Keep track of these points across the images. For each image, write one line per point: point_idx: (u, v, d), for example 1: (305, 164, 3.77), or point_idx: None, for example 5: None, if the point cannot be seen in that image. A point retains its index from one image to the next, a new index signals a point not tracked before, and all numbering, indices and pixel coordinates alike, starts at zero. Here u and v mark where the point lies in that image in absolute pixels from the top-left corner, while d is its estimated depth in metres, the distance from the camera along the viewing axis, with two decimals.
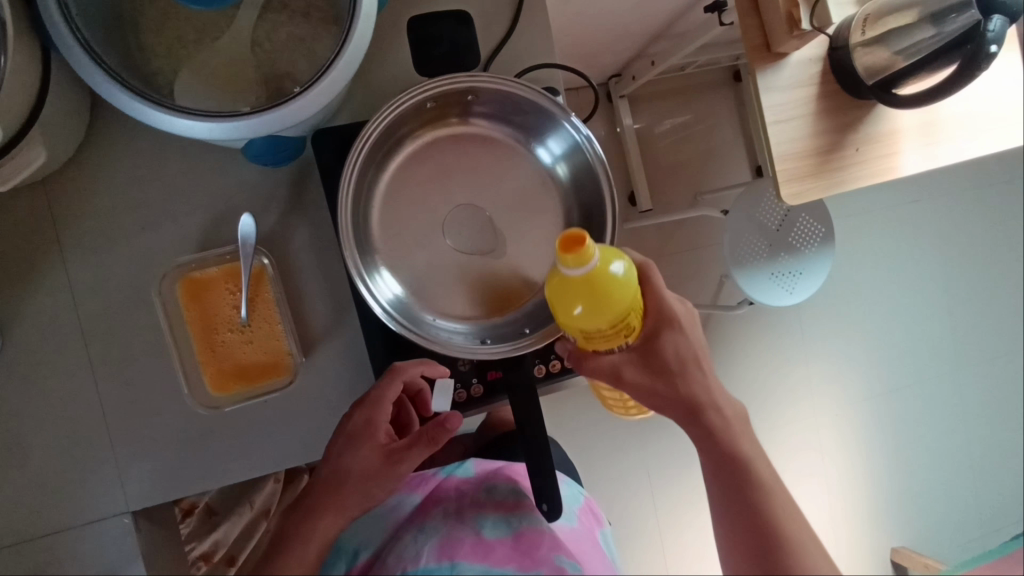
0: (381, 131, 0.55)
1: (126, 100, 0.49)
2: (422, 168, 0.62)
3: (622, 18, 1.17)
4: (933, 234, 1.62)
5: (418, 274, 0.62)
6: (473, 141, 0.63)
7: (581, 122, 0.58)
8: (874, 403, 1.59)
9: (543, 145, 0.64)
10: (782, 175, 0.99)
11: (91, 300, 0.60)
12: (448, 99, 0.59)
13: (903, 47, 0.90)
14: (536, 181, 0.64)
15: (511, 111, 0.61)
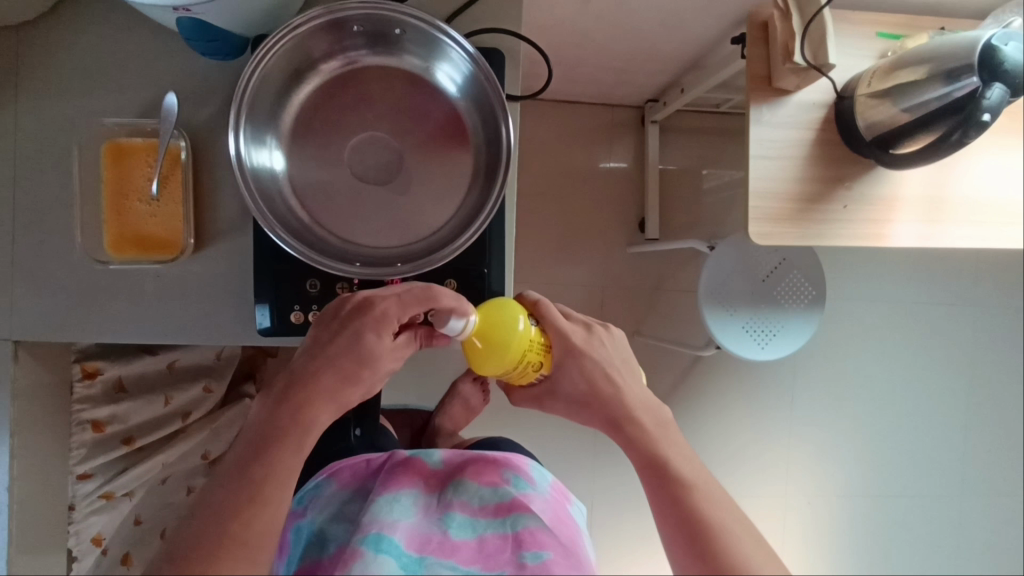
0: (283, 43, 0.58)
1: None
2: (346, 87, 0.64)
3: (646, 36, 1.12)
4: (960, 341, 1.48)
5: (312, 188, 0.64)
6: (402, 73, 0.64)
7: (473, 45, 0.59)
8: (846, 498, 1.47)
9: (449, 79, 0.64)
10: (753, 212, 0.94)
11: (28, 143, 0.65)
12: (373, 25, 0.61)
13: (908, 105, 0.85)
14: (455, 127, 0.65)
15: (416, 44, 0.62)
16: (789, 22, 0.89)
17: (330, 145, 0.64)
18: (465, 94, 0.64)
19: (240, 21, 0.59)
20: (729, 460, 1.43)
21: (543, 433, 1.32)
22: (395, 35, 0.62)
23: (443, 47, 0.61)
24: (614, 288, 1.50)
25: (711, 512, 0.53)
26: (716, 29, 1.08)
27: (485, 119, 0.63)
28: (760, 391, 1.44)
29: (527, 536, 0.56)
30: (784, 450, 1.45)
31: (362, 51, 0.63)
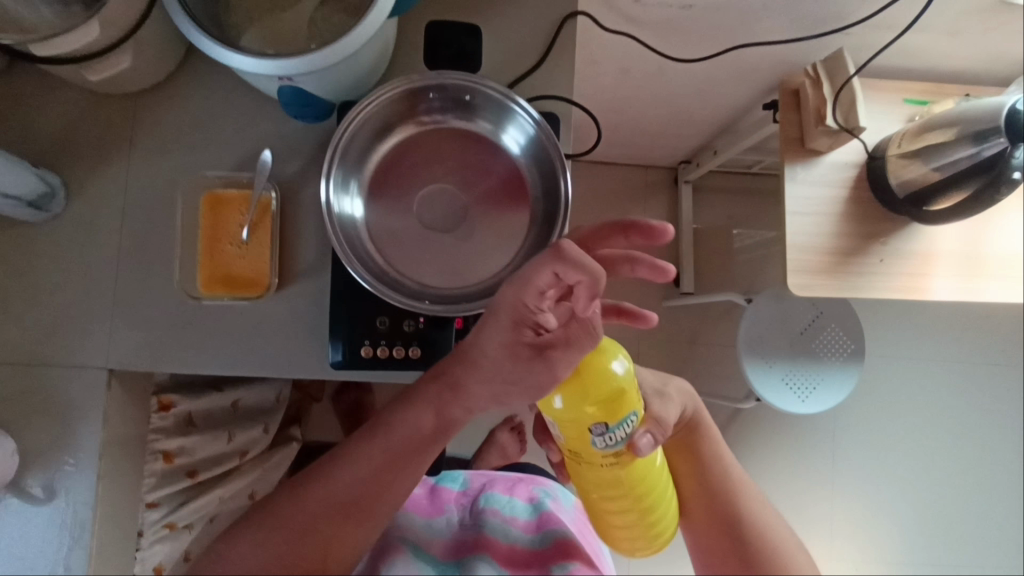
0: (371, 109, 0.66)
1: (188, 28, 0.61)
2: (420, 148, 0.72)
3: (681, 103, 1.20)
4: (1005, 400, 1.45)
5: (386, 234, 0.70)
6: (470, 135, 0.72)
7: (538, 111, 0.66)
8: (895, 562, 1.41)
9: (514, 141, 0.71)
10: (791, 265, 0.98)
11: (137, 193, 0.74)
12: (446, 93, 0.69)
13: (939, 164, 0.89)
14: (517, 180, 0.72)
15: (485, 109, 0.70)
16: (820, 90, 0.96)
17: (405, 197, 0.71)
18: (526, 152, 0.71)
19: (333, 88, 0.67)
20: None
21: None
22: (465, 102, 0.70)
23: (507, 112, 0.69)
24: (650, 340, 1.53)
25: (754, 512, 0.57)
26: (748, 96, 1.16)
27: (545, 173, 0.70)
28: (801, 450, 1.42)
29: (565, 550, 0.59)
30: (827, 508, 1.41)
31: (436, 115, 0.71)
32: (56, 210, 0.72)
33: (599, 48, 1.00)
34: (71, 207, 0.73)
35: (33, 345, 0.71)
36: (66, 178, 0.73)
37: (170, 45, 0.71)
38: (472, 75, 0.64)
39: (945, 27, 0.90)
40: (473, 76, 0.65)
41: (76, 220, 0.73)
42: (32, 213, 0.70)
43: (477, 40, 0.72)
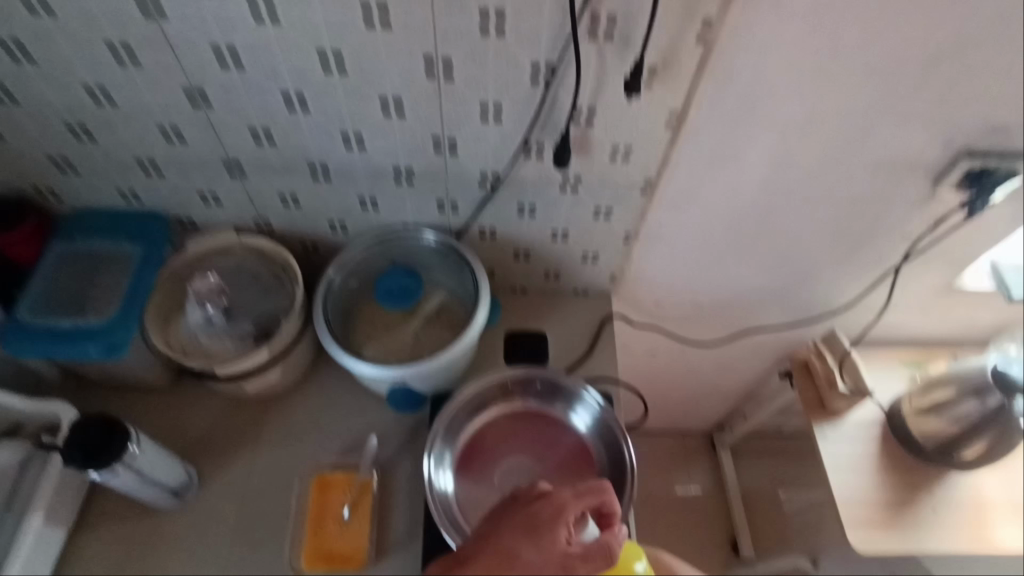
0: (466, 398, 0.83)
1: (330, 344, 0.81)
2: (500, 427, 0.85)
3: (706, 376, 1.37)
4: None
5: (473, 505, 0.79)
6: (542, 415, 0.86)
7: (599, 393, 0.83)
8: None
9: (578, 418, 0.85)
10: (847, 522, 1.00)
11: (256, 481, 0.85)
12: (521, 382, 0.86)
13: (952, 416, 1.00)
14: (585, 452, 0.83)
15: (554, 394, 0.86)
16: (825, 361, 1.09)
17: (489, 471, 0.82)
18: (591, 427, 0.84)
19: (432, 385, 0.85)
20: None
21: None
22: (536, 389, 0.86)
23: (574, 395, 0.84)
24: None
25: None
26: (764, 367, 1.33)
27: (610, 445, 0.82)
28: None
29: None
30: None
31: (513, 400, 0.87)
32: (189, 497, 0.84)
33: (631, 337, 1.22)
34: (201, 494, 0.84)
35: None
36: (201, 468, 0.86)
37: (307, 358, 0.91)
38: (547, 368, 0.82)
39: (912, 307, 1.10)
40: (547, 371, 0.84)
41: (200, 508, 0.83)
42: (174, 500, 0.82)
43: (544, 343, 0.92)
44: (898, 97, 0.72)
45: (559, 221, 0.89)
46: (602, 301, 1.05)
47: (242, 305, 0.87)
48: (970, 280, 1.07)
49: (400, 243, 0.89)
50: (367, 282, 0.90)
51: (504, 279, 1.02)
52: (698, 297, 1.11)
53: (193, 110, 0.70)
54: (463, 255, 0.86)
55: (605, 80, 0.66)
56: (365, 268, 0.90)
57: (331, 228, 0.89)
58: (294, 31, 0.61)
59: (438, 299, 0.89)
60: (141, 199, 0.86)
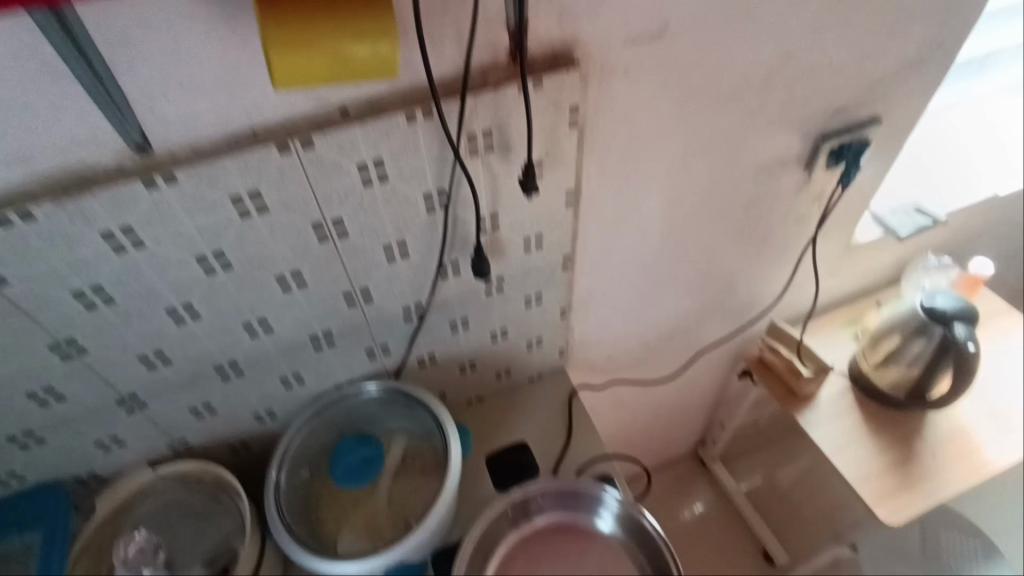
0: (474, 545, 0.76)
1: (313, 560, 0.71)
2: (523, 556, 0.81)
3: (675, 405, 1.39)
4: None
5: None
6: (559, 526, 0.81)
7: (612, 487, 0.77)
8: None
9: (598, 515, 0.80)
10: (866, 498, 1.03)
11: None
12: (522, 501, 0.79)
13: (909, 361, 1.06)
14: (618, 557, 0.79)
15: (564, 499, 0.80)
16: (780, 353, 1.13)
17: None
18: (617, 527, 0.79)
19: (427, 547, 0.77)
20: None
21: None
22: (538, 501, 0.80)
23: (580, 495, 0.79)
24: None
25: None
26: (721, 375, 1.37)
27: (631, 531, 0.78)
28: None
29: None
30: None
31: (516, 526, 0.81)
32: None
33: (597, 400, 1.20)
34: None
35: None
36: None
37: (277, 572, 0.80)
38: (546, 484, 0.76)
39: (827, 276, 1.18)
40: (545, 481, 0.78)
41: None
42: None
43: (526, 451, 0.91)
44: (757, 110, 0.77)
45: (494, 323, 0.85)
46: (558, 378, 1.02)
47: (183, 551, 0.75)
48: (862, 234, 1.15)
49: (337, 408, 0.82)
50: (319, 467, 0.81)
51: (458, 395, 0.96)
52: (644, 340, 1.10)
53: (65, 363, 0.63)
54: (413, 395, 0.81)
55: (499, 187, 0.66)
56: (309, 452, 0.81)
57: (258, 418, 0.81)
58: (160, 245, 0.56)
59: (399, 448, 0.82)
60: (26, 478, 0.73)
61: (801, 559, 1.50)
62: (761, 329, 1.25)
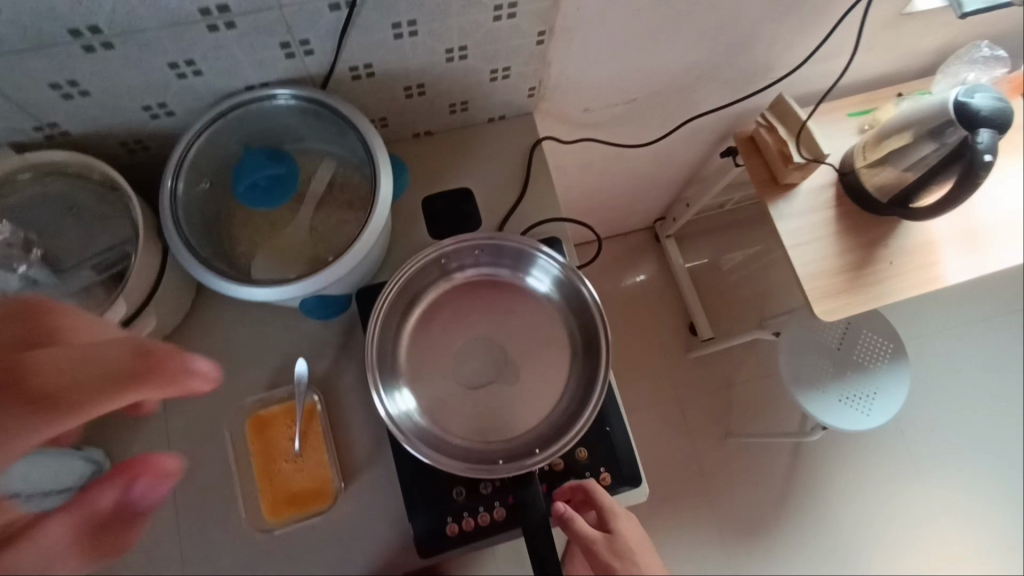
0: (397, 288, 0.69)
1: (213, 279, 0.63)
2: (445, 305, 0.75)
3: (645, 174, 1.30)
4: (986, 354, 1.59)
5: (434, 399, 0.71)
6: (492, 281, 0.75)
7: (552, 250, 0.69)
8: (990, 541, 1.48)
9: (533, 275, 0.74)
10: (811, 293, 1.01)
11: (182, 434, 0.73)
12: (459, 252, 0.72)
13: (908, 164, 0.95)
14: (546, 317, 0.74)
15: (500, 254, 0.73)
16: (777, 133, 1.00)
17: (444, 359, 0.72)
18: (555, 289, 0.73)
19: (350, 282, 0.70)
20: (833, 532, 1.49)
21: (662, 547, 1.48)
22: (476, 253, 0.73)
23: (520, 253, 0.72)
24: (690, 397, 1.59)
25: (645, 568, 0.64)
26: (702, 149, 1.25)
27: (568, 295, 0.73)
28: (864, 458, 1.53)
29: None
30: (896, 494, 1.51)
31: (446, 275, 0.75)
32: None
33: (564, 156, 1.09)
34: None
35: None
36: (109, 448, 0.72)
37: (187, 286, 0.74)
38: (481, 236, 0.67)
39: (859, 50, 0.99)
40: (479, 233, 0.69)
41: None
42: None
43: (470, 200, 0.77)
44: None
45: (451, 36, 0.67)
46: (524, 123, 0.87)
47: (64, 247, 0.64)
48: (922, 3, 0.94)
49: (248, 115, 0.67)
50: (220, 181, 0.69)
51: (402, 124, 0.82)
52: (630, 93, 0.93)
53: None
54: (340, 113, 0.66)
55: None
56: (213, 162, 0.68)
57: (152, 114, 0.66)
58: None
59: (326, 175, 0.70)
60: None
61: (723, 334, 1.61)
62: (762, 104, 1.09)
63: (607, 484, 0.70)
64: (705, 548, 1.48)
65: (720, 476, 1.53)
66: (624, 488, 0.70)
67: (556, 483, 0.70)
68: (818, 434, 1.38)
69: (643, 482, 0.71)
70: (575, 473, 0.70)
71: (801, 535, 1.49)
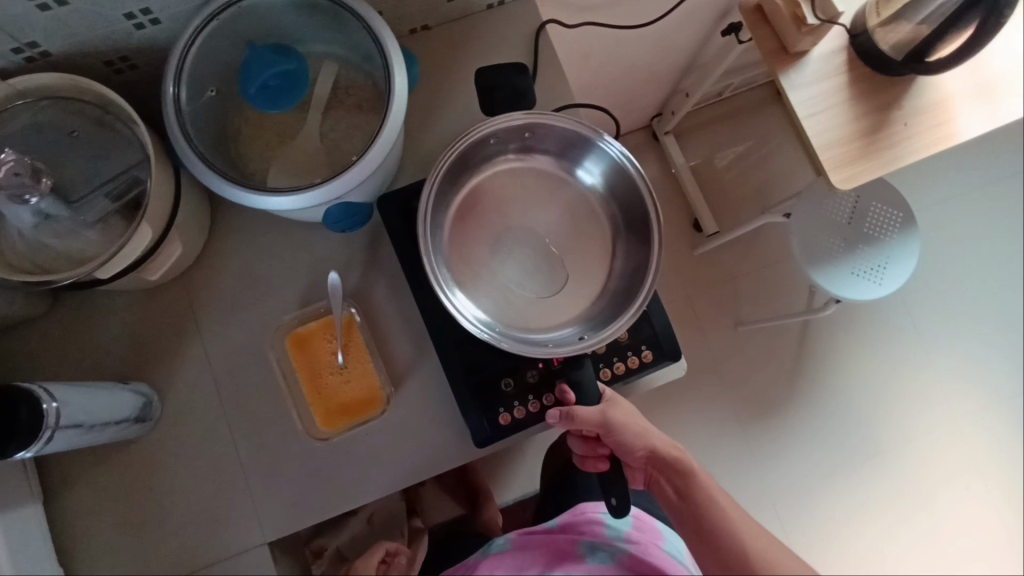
0: (445, 172, 0.67)
1: (235, 193, 0.60)
2: (487, 194, 0.73)
3: (645, 62, 1.25)
4: (988, 218, 1.60)
5: (482, 283, 0.71)
6: (536, 170, 0.74)
7: (614, 139, 0.68)
8: (992, 397, 1.56)
9: (582, 167, 0.73)
10: (827, 163, 1.00)
11: (223, 361, 0.73)
12: (508, 134, 0.70)
13: (924, 16, 0.91)
14: (589, 210, 0.74)
15: (553, 141, 0.71)
16: None
17: (490, 248, 0.72)
18: (604, 184, 0.73)
19: (370, 189, 0.68)
20: (843, 404, 1.56)
21: (681, 435, 1.54)
22: (523, 138, 0.71)
23: (571, 141, 0.70)
24: (700, 291, 1.61)
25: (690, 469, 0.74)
26: (702, 29, 1.20)
27: (614, 188, 0.72)
28: (871, 332, 1.58)
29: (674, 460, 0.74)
30: (901, 362, 1.57)
31: (488, 163, 0.73)
32: (156, 415, 0.71)
33: (563, 47, 1.04)
34: (171, 409, 0.72)
35: (191, 546, 0.71)
36: (153, 381, 0.72)
37: (203, 212, 0.71)
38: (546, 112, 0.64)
39: None
40: (541, 111, 0.66)
41: (178, 410, 0.72)
42: (142, 426, 0.69)
43: (527, 77, 0.69)
44: None
45: None
46: (525, 7, 0.82)
47: (73, 176, 0.61)
48: None
49: (239, 15, 0.62)
50: (227, 88, 0.64)
51: (399, 18, 0.77)
52: None
53: None
54: (340, 3, 0.62)
55: None
56: (214, 69, 0.63)
57: (136, 24, 0.61)
58: None
59: (329, 77, 0.66)
60: None
61: (728, 226, 1.61)
62: None
63: (649, 360, 0.71)
64: (723, 431, 1.55)
65: (734, 364, 1.57)
66: (666, 363, 0.72)
67: (599, 366, 0.71)
68: (830, 311, 1.42)
69: (683, 356, 0.73)
70: (617, 354, 0.72)
71: (812, 411, 1.56)
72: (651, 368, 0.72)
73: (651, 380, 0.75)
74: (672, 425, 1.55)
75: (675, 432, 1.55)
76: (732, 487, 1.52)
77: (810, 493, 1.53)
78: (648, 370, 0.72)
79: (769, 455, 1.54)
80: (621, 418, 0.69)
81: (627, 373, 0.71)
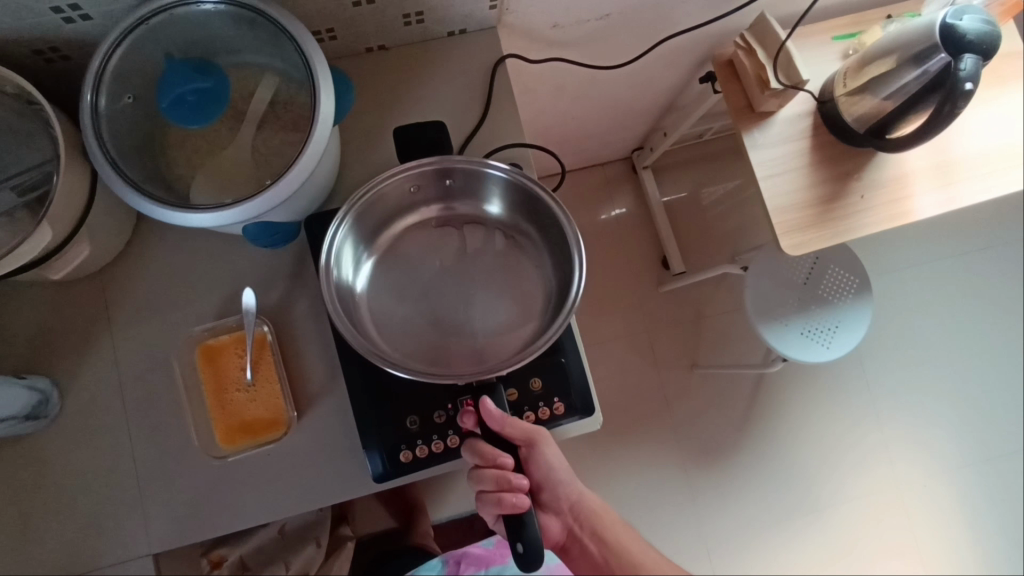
0: (357, 212, 0.66)
1: (144, 203, 0.58)
2: (412, 242, 0.73)
3: (621, 98, 1.24)
4: (952, 290, 1.61)
5: (401, 330, 0.69)
6: (460, 216, 0.73)
7: (502, 164, 0.67)
8: (935, 466, 1.56)
9: (490, 201, 0.72)
10: (780, 227, 0.99)
11: (130, 365, 0.71)
12: (420, 182, 0.69)
13: (888, 93, 0.91)
14: (510, 242, 0.72)
15: (458, 184, 0.71)
16: (757, 56, 0.96)
17: (411, 294, 0.71)
18: (513, 209, 0.72)
19: (295, 209, 0.67)
20: (787, 456, 1.56)
21: (624, 470, 1.54)
22: (445, 185, 0.71)
23: (483, 181, 0.70)
24: (661, 328, 1.61)
25: (610, 523, 0.76)
26: (681, 73, 1.19)
27: (531, 217, 0.70)
28: (822, 389, 1.58)
29: (596, 514, 0.76)
30: (850, 422, 1.57)
31: (407, 214, 0.73)
32: (53, 412, 0.70)
33: (534, 78, 1.03)
34: (70, 407, 0.70)
35: (72, 549, 0.69)
36: (56, 376, 0.71)
37: (125, 212, 0.70)
38: (436, 157, 0.64)
39: None
40: (431, 159, 0.66)
41: (76, 410, 0.71)
42: (33, 423, 0.68)
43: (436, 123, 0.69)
44: None
45: None
46: (486, 39, 0.81)
47: None
48: None
49: (169, 21, 0.62)
50: (147, 95, 0.63)
51: (353, 37, 0.76)
52: (603, 8, 0.86)
53: None
54: (278, 22, 0.61)
55: None
56: (137, 74, 0.62)
57: (64, 17, 0.59)
58: None
59: (268, 92, 0.64)
60: None
61: (695, 267, 1.61)
62: (743, 24, 1.04)
63: (560, 413, 0.71)
64: (667, 472, 1.54)
65: (684, 405, 1.57)
66: (576, 418, 0.71)
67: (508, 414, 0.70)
68: (780, 366, 1.42)
69: (596, 411, 0.72)
70: (528, 403, 0.70)
71: (757, 460, 1.56)
72: (561, 421, 0.71)
73: (563, 432, 0.74)
74: (616, 459, 1.54)
75: (619, 467, 1.54)
76: (669, 529, 1.52)
77: (745, 543, 1.53)
78: (557, 423, 0.71)
79: (709, 501, 1.54)
80: (547, 447, 0.70)
81: (536, 424, 0.71)
